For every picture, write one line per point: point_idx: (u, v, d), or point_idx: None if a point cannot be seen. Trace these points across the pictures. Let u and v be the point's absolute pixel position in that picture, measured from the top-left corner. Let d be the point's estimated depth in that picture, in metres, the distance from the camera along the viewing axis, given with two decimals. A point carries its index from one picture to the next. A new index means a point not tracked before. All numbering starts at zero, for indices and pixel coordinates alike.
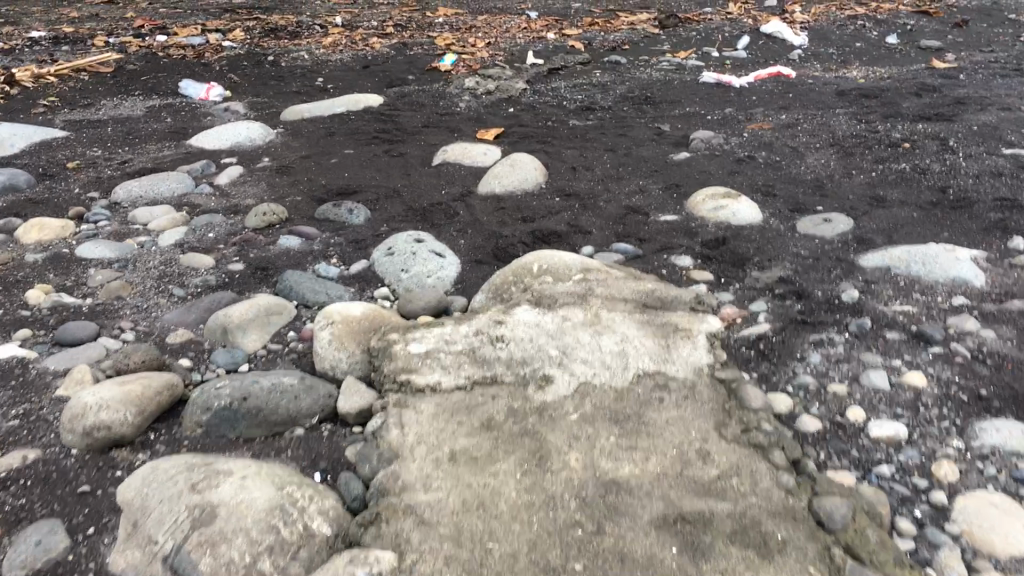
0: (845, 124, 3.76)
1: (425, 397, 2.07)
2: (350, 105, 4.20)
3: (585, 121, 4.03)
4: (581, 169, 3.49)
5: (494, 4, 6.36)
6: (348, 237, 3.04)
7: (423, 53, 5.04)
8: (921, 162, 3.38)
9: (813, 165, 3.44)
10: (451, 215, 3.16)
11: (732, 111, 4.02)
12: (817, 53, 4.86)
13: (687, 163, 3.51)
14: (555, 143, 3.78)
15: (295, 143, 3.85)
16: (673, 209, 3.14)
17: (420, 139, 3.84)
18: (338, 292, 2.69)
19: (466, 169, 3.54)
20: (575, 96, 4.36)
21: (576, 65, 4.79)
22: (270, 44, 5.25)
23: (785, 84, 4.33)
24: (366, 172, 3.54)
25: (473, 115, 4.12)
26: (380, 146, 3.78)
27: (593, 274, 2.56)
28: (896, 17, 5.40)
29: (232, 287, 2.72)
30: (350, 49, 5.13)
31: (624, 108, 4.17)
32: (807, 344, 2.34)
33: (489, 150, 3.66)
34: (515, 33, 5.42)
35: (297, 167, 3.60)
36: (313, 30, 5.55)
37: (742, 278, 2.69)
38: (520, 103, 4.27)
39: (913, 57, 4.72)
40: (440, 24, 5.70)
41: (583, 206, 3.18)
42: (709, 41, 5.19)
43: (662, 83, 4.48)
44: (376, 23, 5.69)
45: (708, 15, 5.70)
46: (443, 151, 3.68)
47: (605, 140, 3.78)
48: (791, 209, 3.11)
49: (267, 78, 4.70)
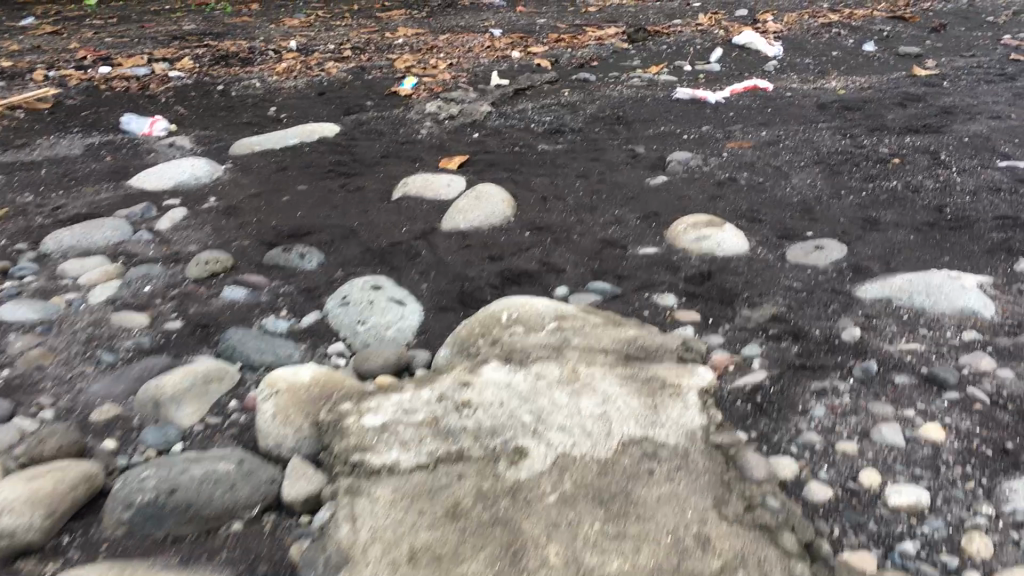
0: (830, 140, 3.55)
1: (382, 480, 1.81)
2: (304, 135, 3.94)
3: (555, 145, 3.79)
4: (552, 200, 3.25)
5: (456, 22, 6.13)
6: (299, 284, 2.77)
7: (382, 77, 4.79)
8: (914, 178, 3.16)
9: (799, 186, 3.22)
10: (413, 256, 2.90)
11: (710, 129, 3.80)
12: (793, 64, 4.67)
13: (664, 189, 3.28)
14: (523, 170, 3.54)
15: (243, 180, 3.59)
16: (652, 241, 2.90)
17: (379, 171, 3.59)
18: (287, 352, 2.43)
19: (428, 203, 3.29)
20: (543, 118, 4.12)
21: (543, 85, 4.56)
22: (220, 72, 4.99)
23: (763, 98, 4.12)
24: (319, 210, 3.28)
25: (436, 142, 3.87)
26: (336, 180, 3.52)
27: (569, 321, 2.30)
28: (872, 23, 5.22)
29: (168, 350, 2.45)
30: (305, 74, 4.87)
31: (595, 129, 3.94)
32: (808, 394, 2.10)
33: (452, 181, 3.41)
34: (478, 52, 5.19)
35: (246, 207, 3.33)
36: (267, 56, 5.29)
37: (732, 317, 2.45)
38: (486, 128, 4.03)
39: (893, 65, 4.53)
40: (400, 45, 5.45)
41: (555, 241, 2.94)
42: (680, 54, 4.98)
43: (633, 101, 4.26)
44: (333, 47, 5.45)
45: (678, 27, 5.50)
46: (403, 183, 3.43)
47: (576, 166, 3.54)
48: (779, 235, 2.89)
49: (215, 109, 4.43)
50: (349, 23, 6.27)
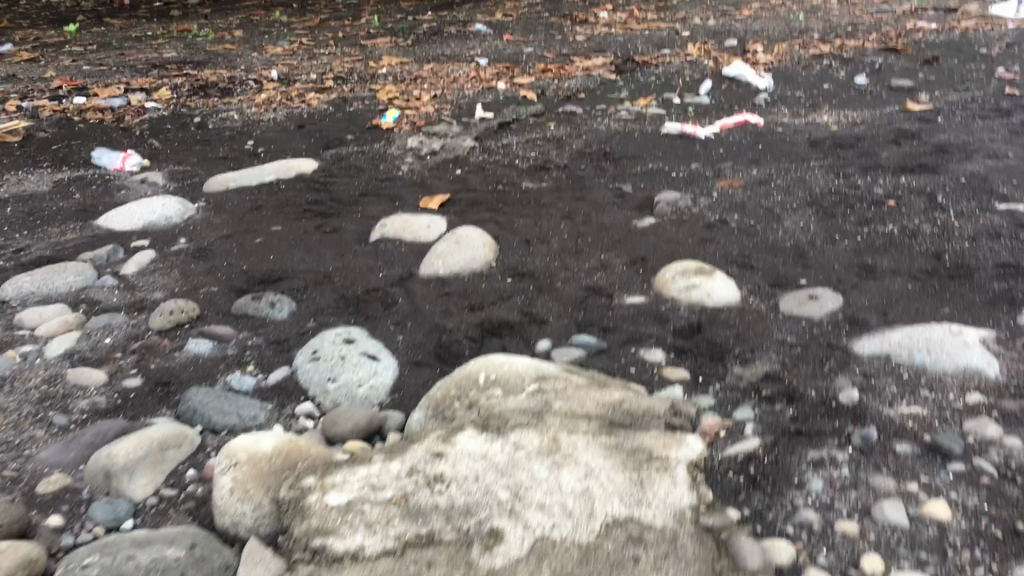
0: (823, 179, 3.43)
1: (344, 569, 1.66)
2: (281, 172, 3.81)
3: (539, 183, 3.67)
4: (536, 243, 3.12)
5: (442, 50, 6.03)
6: (268, 336, 2.64)
7: (364, 109, 4.68)
8: (910, 222, 3.05)
9: (791, 229, 3.10)
10: (389, 305, 2.77)
11: (699, 166, 3.68)
12: (784, 96, 4.57)
13: (651, 231, 3.16)
14: (507, 210, 3.42)
15: (215, 220, 3.46)
16: (638, 289, 2.78)
17: (357, 210, 3.46)
18: (252, 413, 2.29)
19: (407, 246, 3.16)
20: (528, 153, 4.01)
21: (529, 118, 4.45)
22: (199, 103, 4.87)
23: (754, 133, 4.02)
24: (293, 253, 3.14)
25: (417, 179, 3.74)
26: (312, 220, 3.39)
27: (550, 383, 2.17)
28: (863, 54, 5.14)
29: (126, 411, 2.31)
30: (285, 106, 4.75)
31: (581, 165, 3.82)
32: (804, 465, 1.97)
33: (433, 223, 3.28)
34: (462, 83, 5.08)
35: (216, 250, 3.19)
36: (246, 86, 5.17)
37: (723, 375, 2.32)
38: (469, 164, 3.91)
39: (885, 99, 4.44)
40: (384, 75, 5.35)
41: (538, 289, 2.81)
42: (669, 85, 4.88)
43: (621, 136, 4.15)
44: (315, 77, 5.33)
45: (667, 57, 5.41)
46: (382, 225, 3.29)
47: (561, 206, 3.42)
48: (771, 284, 2.77)
49: (191, 142, 4.31)
50: (333, 51, 6.16)
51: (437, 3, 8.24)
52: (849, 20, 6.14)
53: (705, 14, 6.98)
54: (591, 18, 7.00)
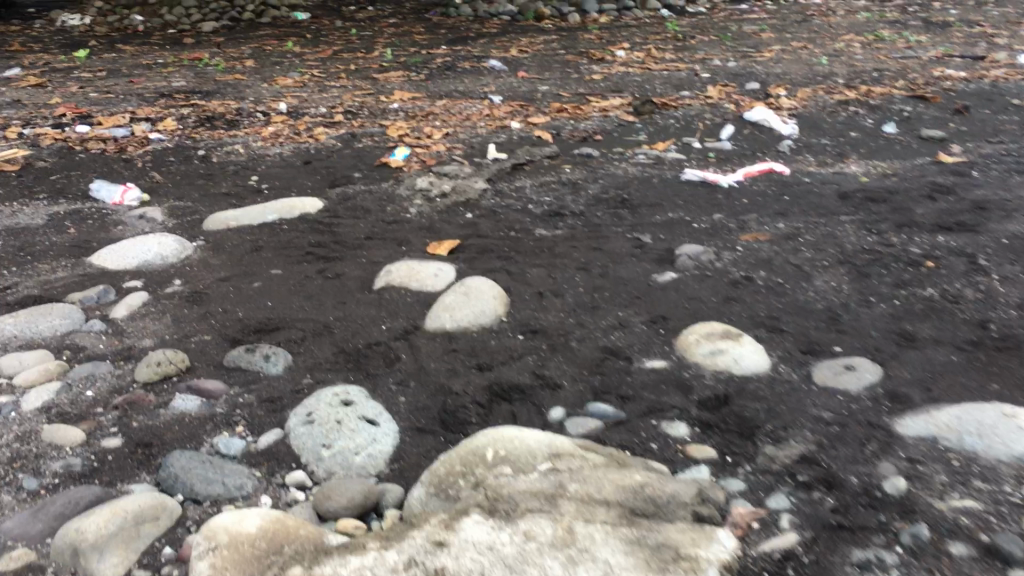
0: (855, 236, 3.26)
1: None
2: (285, 211, 3.65)
3: (554, 230, 3.50)
4: (550, 296, 2.94)
5: (455, 85, 5.89)
6: (261, 393, 2.45)
7: (373, 145, 4.52)
8: (950, 286, 2.88)
9: (822, 289, 2.92)
10: (392, 361, 2.59)
11: (722, 217, 3.51)
12: (809, 144, 4.42)
13: (672, 287, 2.98)
14: (520, 259, 3.24)
15: (213, 261, 3.28)
16: (660, 351, 2.59)
17: (361, 254, 3.29)
18: (238, 481, 2.09)
19: (413, 296, 2.98)
20: (543, 197, 3.84)
21: (544, 160, 4.29)
22: (204, 136, 4.72)
23: (779, 182, 3.85)
24: (292, 300, 2.97)
25: (426, 223, 3.57)
26: (313, 264, 3.22)
27: (565, 462, 1.99)
28: (891, 102, 4.98)
29: (102, 476, 2.11)
30: (292, 141, 4.61)
31: (598, 212, 3.65)
32: (848, 568, 1.77)
33: (441, 270, 3.11)
34: (476, 120, 4.94)
35: (212, 294, 3.02)
36: (254, 118, 5.03)
37: (753, 456, 2.13)
38: (480, 207, 3.74)
39: (914, 150, 4.29)
40: (394, 110, 5.20)
41: (551, 348, 2.62)
42: (690, 129, 4.73)
43: (639, 181, 3.99)
44: (324, 110, 5.19)
45: (687, 99, 5.26)
46: (386, 271, 3.12)
47: (577, 255, 3.25)
48: (803, 350, 2.58)
49: (193, 177, 4.15)
50: (344, 84, 6.04)
51: (451, 37, 8.15)
52: (874, 66, 6.00)
53: (724, 56, 6.86)
54: (608, 56, 6.88)
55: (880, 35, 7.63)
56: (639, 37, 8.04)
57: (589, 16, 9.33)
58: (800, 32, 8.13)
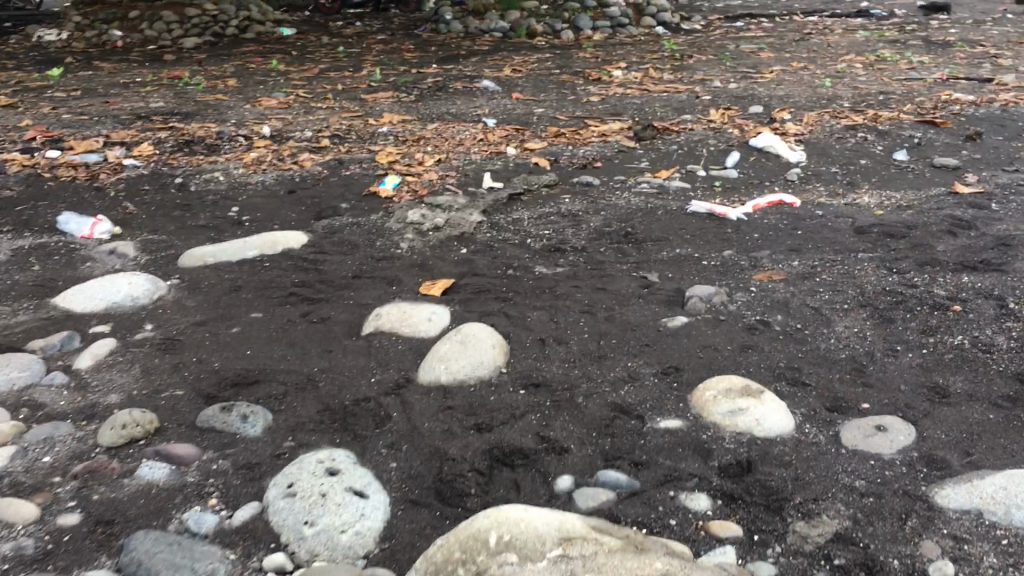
0: (874, 276, 3.08)
1: None
2: (267, 247, 3.44)
3: (555, 268, 3.30)
4: (552, 344, 2.74)
5: (447, 107, 5.70)
6: (237, 459, 2.23)
7: (361, 172, 4.32)
8: (982, 333, 2.68)
9: (844, 335, 2.73)
10: (382, 420, 2.38)
11: (733, 253, 3.34)
12: (818, 172, 4.29)
13: (683, 332, 2.78)
14: (519, 300, 3.04)
15: (188, 303, 3.07)
16: (674, 408, 2.38)
17: (348, 295, 3.08)
18: (209, 566, 1.87)
19: (404, 344, 2.78)
20: (541, 231, 3.65)
21: (542, 189, 4.10)
22: (182, 162, 4.51)
23: (790, 215, 3.67)
24: (274, 349, 2.76)
25: (418, 259, 3.37)
26: (297, 307, 3.01)
27: (578, 546, 1.77)
28: (899, 127, 4.86)
29: (55, 561, 1.89)
30: (275, 167, 4.40)
31: (601, 248, 3.46)
32: None
33: (434, 314, 2.91)
34: (470, 145, 4.75)
35: (186, 342, 2.81)
36: (235, 143, 4.83)
37: (783, 534, 1.93)
38: (475, 242, 3.54)
39: (928, 181, 4.13)
40: (384, 134, 5.01)
41: (556, 404, 2.42)
42: (693, 156, 4.57)
43: (643, 213, 3.80)
44: (310, 134, 4.99)
45: (688, 123, 5.13)
46: (375, 315, 2.92)
47: (580, 297, 3.05)
48: (828, 406, 2.38)
49: (169, 207, 3.94)
50: (331, 105, 5.85)
51: (442, 55, 7.97)
52: (878, 89, 5.86)
53: (723, 76, 6.70)
54: (604, 77, 6.71)
55: (881, 56, 7.50)
56: (634, 56, 7.88)
57: (583, 34, 9.17)
58: (799, 52, 7.98)
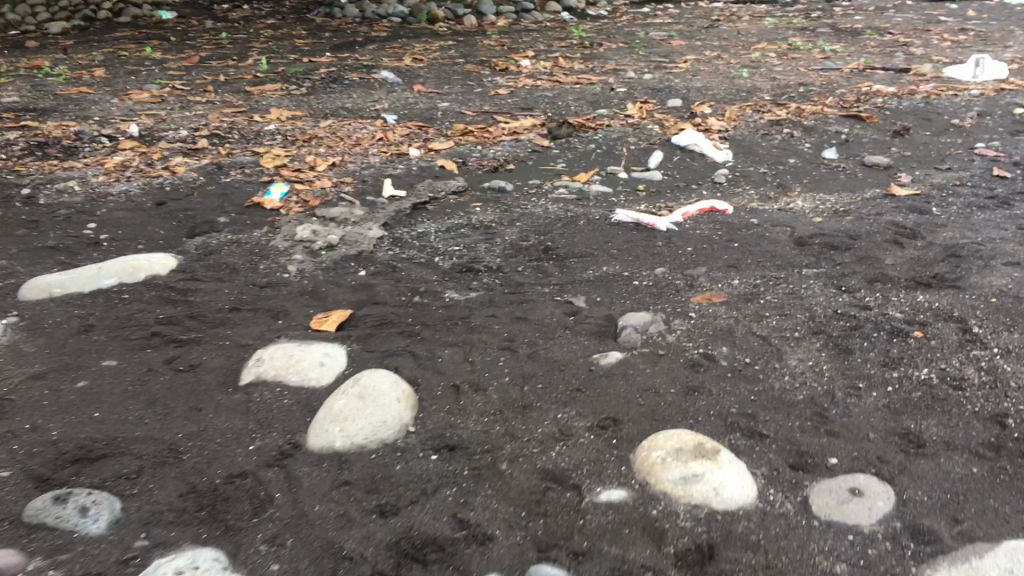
0: (822, 296, 2.78)
1: None
2: (126, 274, 2.92)
3: (468, 292, 2.90)
4: (467, 393, 2.34)
5: (342, 101, 5.20)
6: (72, 568, 1.74)
7: (244, 178, 3.82)
8: (948, 364, 2.39)
9: (798, 370, 2.41)
10: (262, 505, 1.92)
11: (665, 270, 3.03)
12: (746, 173, 4.05)
13: (619, 373, 2.42)
14: (427, 335, 2.62)
15: (26, 349, 2.53)
16: (615, 475, 2.00)
17: (225, 334, 2.60)
18: None
19: (292, 397, 2.33)
20: (451, 247, 3.25)
21: (450, 197, 3.71)
22: (32, 169, 3.91)
23: (723, 225, 3.37)
24: (130, 408, 2.26)
25: (309, 285, 2.91)
26: (161, 351, 2.52)
27: None
28: (825, 123, 4.68)
29: None
30: (142, 174, 3.84)
31: (519, 267, 3.09)
32: None
33: (327, 357, 2.46)
34: (369, 145, 4.31)
35: (18, 401, 2.28)
36: (96, 145, 4.23)
37: None
38: (376, 262, 3.11)
39: (862, 182, 3.90)
40: (271, 132, 4.51)
41: (476, 475, 2.01)
42: (612, 156, 4.26)
43: (563, 224, 3.45)
44: (185, 134, 4.44)
45: (605, 119, 4.82)
46: (256, 359, 2.45)
47: (498, 330, 2.66)
48: (792, 463, 2.04)
49: (11, 225, 3.35)
50: (211, 98, 5.29)
51: (337, 41, 7.44)
52: (796, 83, 5.65)
53: (636, 66, 6.41)
54: (511, 66, 6.31)
55: (793, 44, 7.33)
56: (542, 43, 7.50)
57: (486, 19, 8.77)
58: (710, 39, 7.76)
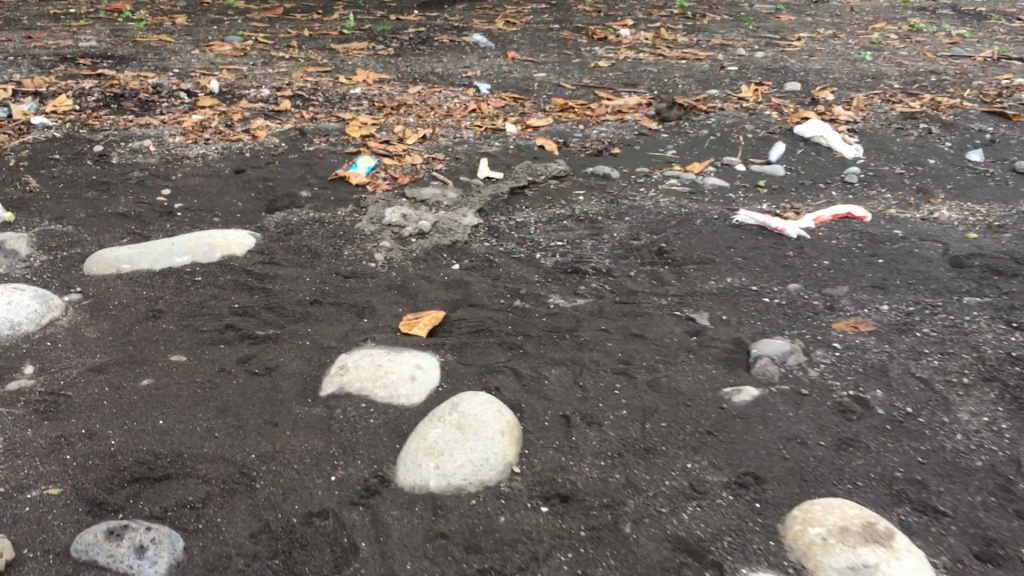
0: (990, 333, 2.40)
1: None
2: (199, 252, 2.64)
3: (575, 299, 2.58)
4: (580, 426, 2.02)
5: (431, 65, 4.87)
6: None
7: (328, 147, 3.52)
8: None
9: (972, 428, 2.04)
10: (344, 556, 1.62)
11: (799, 287, 2.67)
12: (880, 173, 3.65)
13: (755, 415, 2.07)
14: (532, 349, 2.31)
15: (87, 335, 2.27)
16: (763, 554, 1.66)
17: (305, 332, 2.31)
18: None
19: (379, 415, 2.02)
20: (555, 242, 2.92)
21: (551, 182, 3.37)
22: (106, 123, 3.66)
23: (863, 236, 2.99)
24: (198, 416, 1.97)
25: (398, 278, 2.61)
26: (234, 348, 2.23)
27: None
28: (966, 120, 4.23)
29: None
30: (221, 136, 3.57)
31: (632, 271, 2.75)
32: None
33: (419, 369, 2.15)
34: (462, 115, 3.98)
35: (75, 399, 2.01)
36: (174, 100, 3.98)
37: None
38: (471, 255, 2.79)
39: (1015, 190, 3.46)
40: (357, 95, 4.21)
41: (594, 539, 1.69)
42: (728, 144, 3.87)
43: (679, 222, 3.10)
44: (267, 92, 4.15)
45: (717, 101, 4.42)
46: (339, 366, 2.15)
47: (611, 348, 2.33)
48: (977, 552, 1.69)
49: (80, 186, 3.10)
50: (295, 54, 5.01)
51: None
52: (925, 72, 5.16)
53: (745, 42, 5.96)
54: (609, 36, 5.90)
55: (915, 25, 6.77)
56: (641, 11, 7.05)
57: None
58: (822, 15, 7.23)
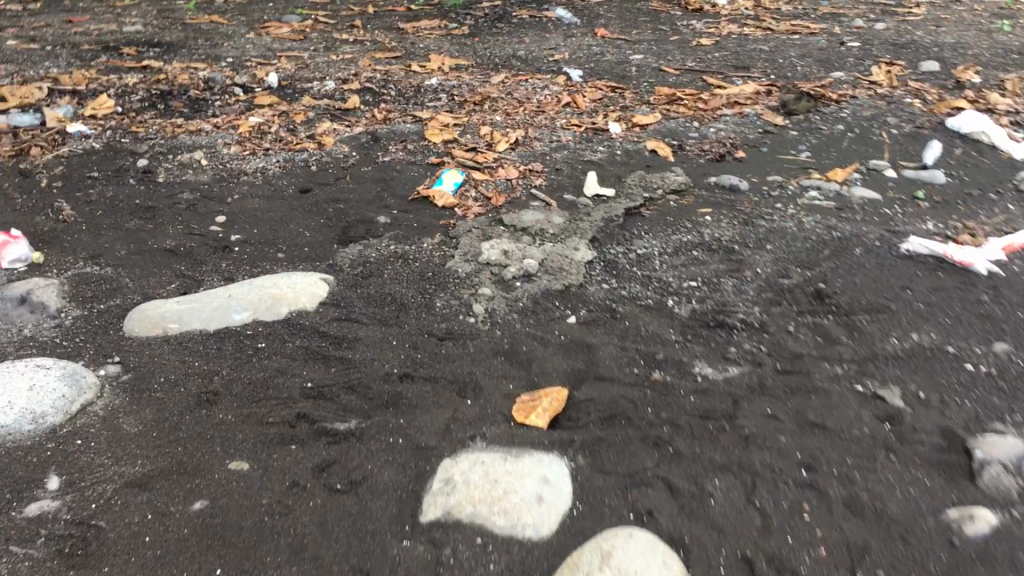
0: None
1: None
2: (262, 307, 2.17)
3: (726, 367, 2.06)
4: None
5: (512, 47, 4.33)
6: None
7: (406, 156, 3.03)
8: None
9: None
10: None
11: (1009, 347, 2.11)
12: None
13: (1003, 559, 1.53)
14: (685, 449, 1.80)
15: (127, 428, 1.82)
16: None
17: (397, 425, 1.83)
18: None
19: (503, 555, 1.53)
20: (688, 281, 2.40)
21: (670, 198, 2.84)
22: (153, 130, 3.21)
23: None
24: (266, 562, 1.51)
25: (504, 339, 2.11)
26: (309, 451, 1.76)
27: None
28: None
29: None
30: (282, 144, 3.09)
31: (790, 324, 2.22)
32: None
33: (547, 485, 1.66)
34: (555, 111, 3.45)
35: (110, 534, 1.55)
36: (228, 98, 3.51)
37: None
38: (590, 302, 2.28)
39: None
40: (434, 87, 3.69)
41: None
42: (871, 143, 3.28)
43: (836, 252, 2.55)
44: (332, 87, 3.66)
45: (845, 86, 3.82)
46: (444, 483, 1.66)
47: (788, 447, 1.80)
48: None
49: (122, 212, 2.65)
50: (358, 36, 4.50)
51: None
52: None
53: (858, 9, 5.28)
54: (705, 6, 5.26)
55: None
56: None
57: None
58: None
